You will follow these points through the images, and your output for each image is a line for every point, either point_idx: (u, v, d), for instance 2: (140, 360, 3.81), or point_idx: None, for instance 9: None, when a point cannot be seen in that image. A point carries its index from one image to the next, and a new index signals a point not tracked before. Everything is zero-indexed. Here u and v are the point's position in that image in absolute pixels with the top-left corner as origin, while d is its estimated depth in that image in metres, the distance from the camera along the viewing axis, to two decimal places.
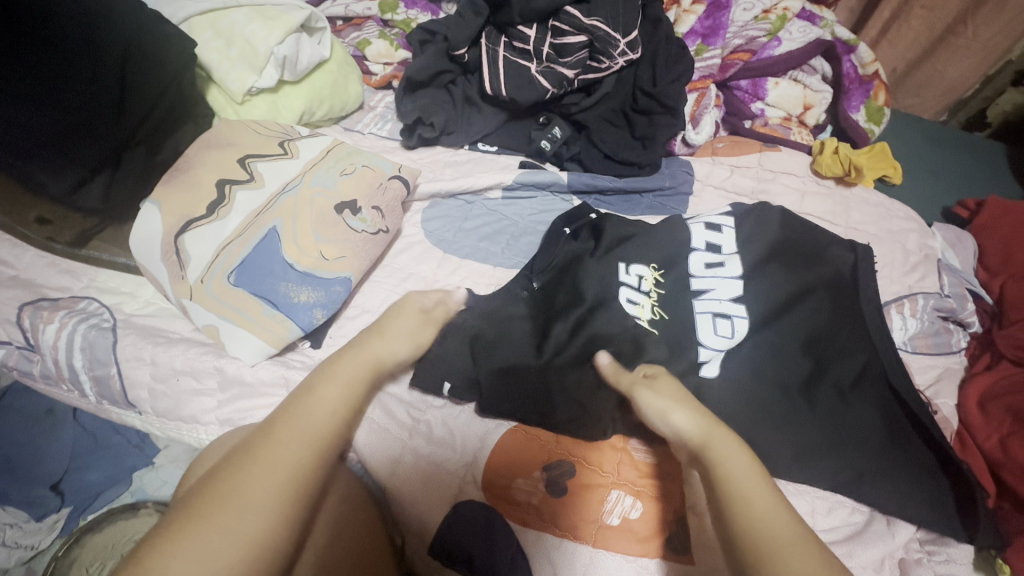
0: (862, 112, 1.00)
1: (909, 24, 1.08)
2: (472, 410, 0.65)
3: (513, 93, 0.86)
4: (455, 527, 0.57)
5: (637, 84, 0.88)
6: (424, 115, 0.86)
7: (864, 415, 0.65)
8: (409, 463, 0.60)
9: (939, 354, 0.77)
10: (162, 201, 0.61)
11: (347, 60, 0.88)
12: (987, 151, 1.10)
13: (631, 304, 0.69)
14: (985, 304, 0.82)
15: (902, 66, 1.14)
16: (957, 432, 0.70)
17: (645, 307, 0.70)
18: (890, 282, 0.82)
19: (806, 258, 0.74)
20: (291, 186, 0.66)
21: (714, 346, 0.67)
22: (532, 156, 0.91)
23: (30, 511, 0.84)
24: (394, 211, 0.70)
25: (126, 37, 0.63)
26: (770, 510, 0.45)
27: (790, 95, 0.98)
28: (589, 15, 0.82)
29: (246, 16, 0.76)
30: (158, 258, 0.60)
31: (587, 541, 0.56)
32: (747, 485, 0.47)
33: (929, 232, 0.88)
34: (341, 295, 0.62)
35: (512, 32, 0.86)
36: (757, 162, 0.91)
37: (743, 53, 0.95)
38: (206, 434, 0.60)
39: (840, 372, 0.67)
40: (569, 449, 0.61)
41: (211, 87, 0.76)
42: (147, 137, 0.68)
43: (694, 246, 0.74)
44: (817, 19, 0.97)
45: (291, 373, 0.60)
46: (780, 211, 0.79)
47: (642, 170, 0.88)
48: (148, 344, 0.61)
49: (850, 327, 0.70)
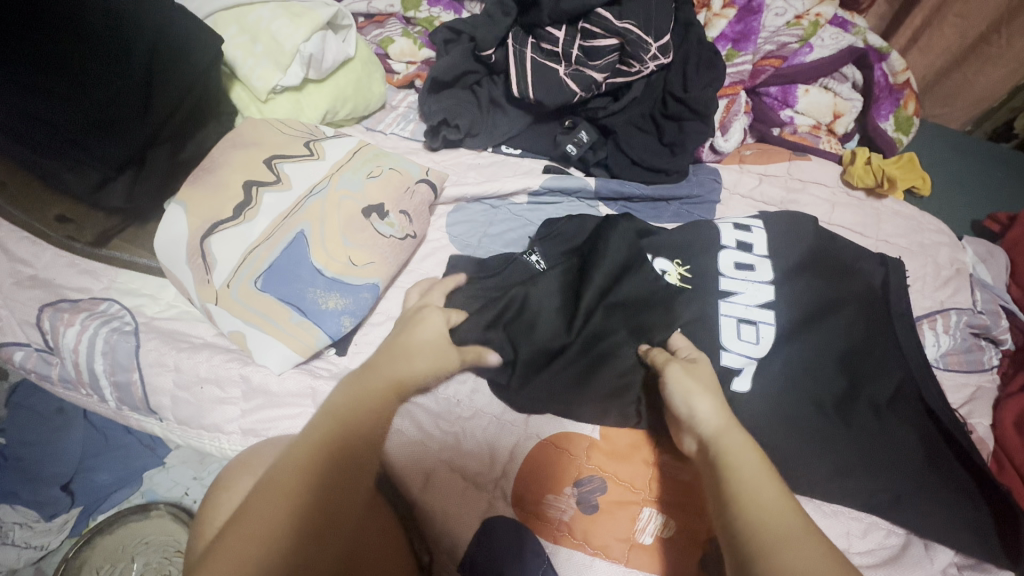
0: (890, 121, 0.98)
1: (941, 32, 1.06)
2: (500, 420, 0.63)
3: (541, 95, 0.84)
4: (486, 543, 0.55)
5: (667, 90, 0.86)
6: (449, 116, 0.85)
7: (900, 435, 0.63)
8: (441, 477, 0.59)
9: (972, 371, 0.75)
10: (187, 203, 0.60)
11: (371, 59, 0.86)
12: (1014, 163, 1.09)
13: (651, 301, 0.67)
14: (1018, 321, 0.80)
15: (931, 75, 1.13)
16: (993, 453, 0.68)
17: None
18: (921, 297, 0.80)
19: (840, 271, 0.72)
20: (319, 189, 0.64)
21: (741, 350, 0.65)
22: (557, 160, 0.89)
23: (39, 511, 0.82)
24: (421, 215, 0.69)
25: (153, 33, 0.61)
26: (774, 502, 0.43)
27: (820, 103, 0.96)
28: (621, 18, 0.80)
29: (272, 12, 0.74)
30: (183, 262, 0.58)
31: (618, 560, 0.55)
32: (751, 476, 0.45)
33: (960, 246, 0.86)
34: (369, 302, 0.61)
35: (541, 33, 0.84)
36: (786, 171, 0.89)
37: (773, 60, 0.94)
38: (228, 444, 0.58)
39: (876, 390, 0.65)
40: (599, 464, 0.60)
41: (234, 84, 0.75)
42: (171, 136, 0.66)
43: (725, 245, 0.71)
44: (849, 26, 0.96)
45: (318, 383, 0.58)
46: (812, 219, 0.76)
47: (669, 177, 0.86)
48: (172, 349, 0.59)
49: (885, 345, 0.68)
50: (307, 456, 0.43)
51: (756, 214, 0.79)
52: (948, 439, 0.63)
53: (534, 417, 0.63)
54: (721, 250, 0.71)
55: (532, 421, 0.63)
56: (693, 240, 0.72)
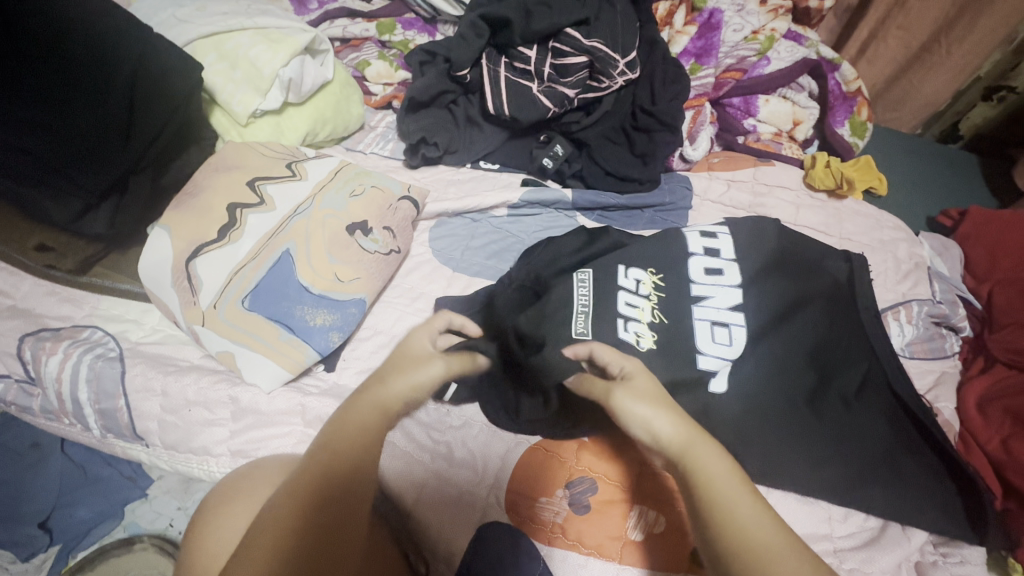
0: (847, 127, 1.04)
1: (886, 43, 1.13)
2: (489, 428, 0.64)
3: (516, 111, 0.87)
4: (482, 550, 0.56)
5: (636, 104, 0.90)
6: (427, 135, 0.87)
7: (871, 423, 0.66)
8: (432, 488, 0.59)
9: (935, 359, 0.79)
10: (172, 226, 0.60)
11: (349, 81, 0.88)
12: (962, 162, 1.17)
13: (630, 307, 0.68)
14: (976, 310, 0.85)
15: (881, 83, 1.20)
16: (960, 435, 0.71)
17: (645, 310, 0.68)
18: (885, 291, 0.85)
19: (806, 270, 0.76)
20: (302, 208, 0.65)
21: (716, 353, 0.67)
22: (534, 174, 0.92)
23: (16, 551, 0.79)
24: (404, 231, 0.70)
25: (134, 61, 0.62)
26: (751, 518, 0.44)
27: (779, 112, 1.00)
28: (589, 37, 0.84)
29: (251, 39, 0.75)
30: (168, 284, 0.59)
31: (612, 557, 0.56)
32: (723, 484, 0.45)
33: (917, 241, 0.91)
34: (356, 317, 0.62)
35: (513, 53, 0.87)
36: (752, 176, 0.94)
37: (734, 73, 0.97)
38: (218, 467, 0.58)
39: (844, 382, 0.68)
40: (589, 465, 0.61)
41: (214, 109, 0.76)
42: (153, 162, 0.67)
43: (693, 252, 0.74)
44: (802, 39, 1.02)
45: (307, 400, 0.59)
46: (775, 222, 0.80)
47: (642, 186, 0.89)
48: (158, 373, 0.59)
49: (851, 338, 0.72)
50: (308, 488, 0.44)
51: (721, 220, 0.83)
52: (916, 422, 0.67)
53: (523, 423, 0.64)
54: (691, 256, 0.74)
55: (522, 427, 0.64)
56: (667, 245, 0.75)
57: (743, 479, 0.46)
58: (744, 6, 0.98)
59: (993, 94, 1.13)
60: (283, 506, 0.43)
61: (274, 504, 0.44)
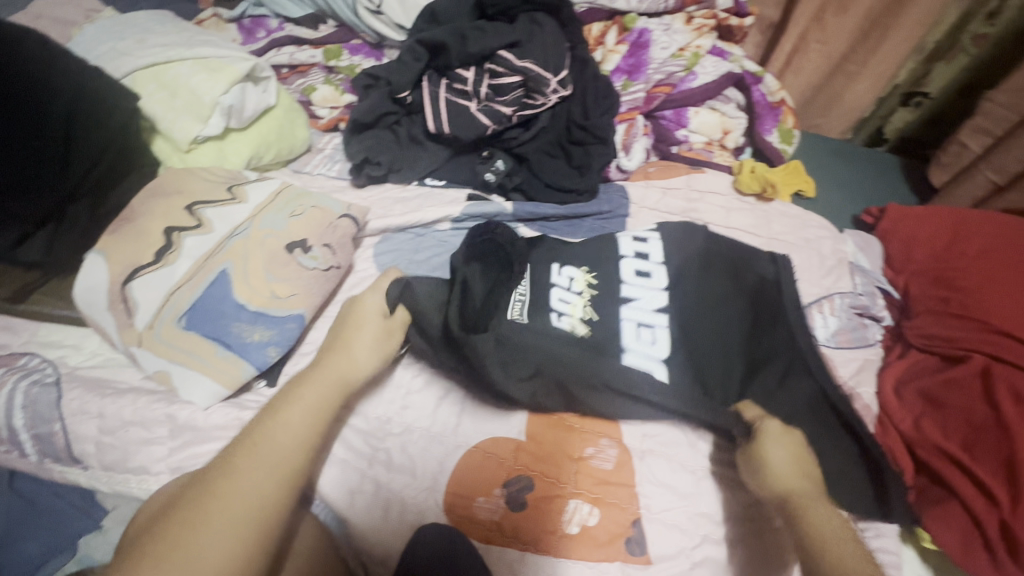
0: (774, 134, 1.09)
1: (808, 56, 1.20)
2: (429, 433, 0.66)
3: (456, 130, 0.91)
4: (417, 553, 0.57)
5: (570, 119, 0.95)
6: (371, 154, 0.91)
7: (791, 418, 0.69)
8: (370, 495, 0.61)
9: (858, 347, 0.83)
10: (107, 251, 0.62)
11: (293, 106, 0.90)
12: (885, 163, 1.25)
13: (563, 303, 0.71)
14: (895, 301, 0.90)
15: (809, 92, 1.26)
16: (877, 417, 0.74)
17: (577, 306, 0.71)
18: (811, 285, 0.90)
19: (732, 272, 0.79)
20: (240, 230, 0.68)
21: (644, 347, 0.70)
22: (478, 189, 0.95)
23: None
24: (345, 247, 0.73)
25: (70, 94, 0.65)
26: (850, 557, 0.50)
27: (709, 123, 1.06)
28: (521, 58, 0.90)
29: (191, 68, 0.78)
30: (104, 307, 0.60)
31: (548, 551, 0.59)
32: (833, 533, 0.52)
33: (840, 238, 0.97)
34: (295, 331, 0.64)
35: (453, 75, 0.92)
36: (685, 184, 0.99)
37: (665, 86, 1.03)
38: (156, 485, 0.58)
39: (767, 377, 0.71)
40: (526, 464, 0.65)
41: (156, 137, 0.78)
42: (91, 190, 0.68)
43: (624, 254, 0.79)
44: (727, 55, 1.08)
45: (245, 413, 0.60)
46: (704, 229, 0.85)
47: (580, 197, 0.93)
48: (95, 396, 0.60)
49: (776, 335, 0.74)
50: (281, 466, 0.50)
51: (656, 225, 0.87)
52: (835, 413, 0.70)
53: (462, 426, 0.67)
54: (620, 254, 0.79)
55: (461, 432, 0.66)
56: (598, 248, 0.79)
57: (845, 528, 0.53)
58: (670, 26, 1.06)
59: (910, 100, 1.24)
60: (232, 472, 0.49)
61: (229, 466, 0.49)
